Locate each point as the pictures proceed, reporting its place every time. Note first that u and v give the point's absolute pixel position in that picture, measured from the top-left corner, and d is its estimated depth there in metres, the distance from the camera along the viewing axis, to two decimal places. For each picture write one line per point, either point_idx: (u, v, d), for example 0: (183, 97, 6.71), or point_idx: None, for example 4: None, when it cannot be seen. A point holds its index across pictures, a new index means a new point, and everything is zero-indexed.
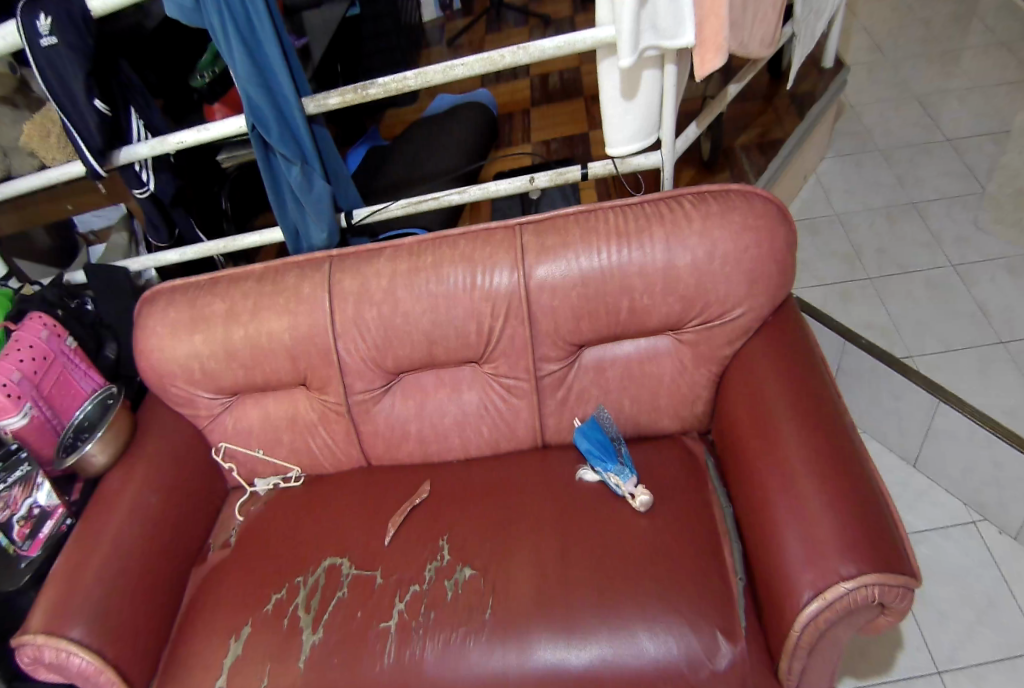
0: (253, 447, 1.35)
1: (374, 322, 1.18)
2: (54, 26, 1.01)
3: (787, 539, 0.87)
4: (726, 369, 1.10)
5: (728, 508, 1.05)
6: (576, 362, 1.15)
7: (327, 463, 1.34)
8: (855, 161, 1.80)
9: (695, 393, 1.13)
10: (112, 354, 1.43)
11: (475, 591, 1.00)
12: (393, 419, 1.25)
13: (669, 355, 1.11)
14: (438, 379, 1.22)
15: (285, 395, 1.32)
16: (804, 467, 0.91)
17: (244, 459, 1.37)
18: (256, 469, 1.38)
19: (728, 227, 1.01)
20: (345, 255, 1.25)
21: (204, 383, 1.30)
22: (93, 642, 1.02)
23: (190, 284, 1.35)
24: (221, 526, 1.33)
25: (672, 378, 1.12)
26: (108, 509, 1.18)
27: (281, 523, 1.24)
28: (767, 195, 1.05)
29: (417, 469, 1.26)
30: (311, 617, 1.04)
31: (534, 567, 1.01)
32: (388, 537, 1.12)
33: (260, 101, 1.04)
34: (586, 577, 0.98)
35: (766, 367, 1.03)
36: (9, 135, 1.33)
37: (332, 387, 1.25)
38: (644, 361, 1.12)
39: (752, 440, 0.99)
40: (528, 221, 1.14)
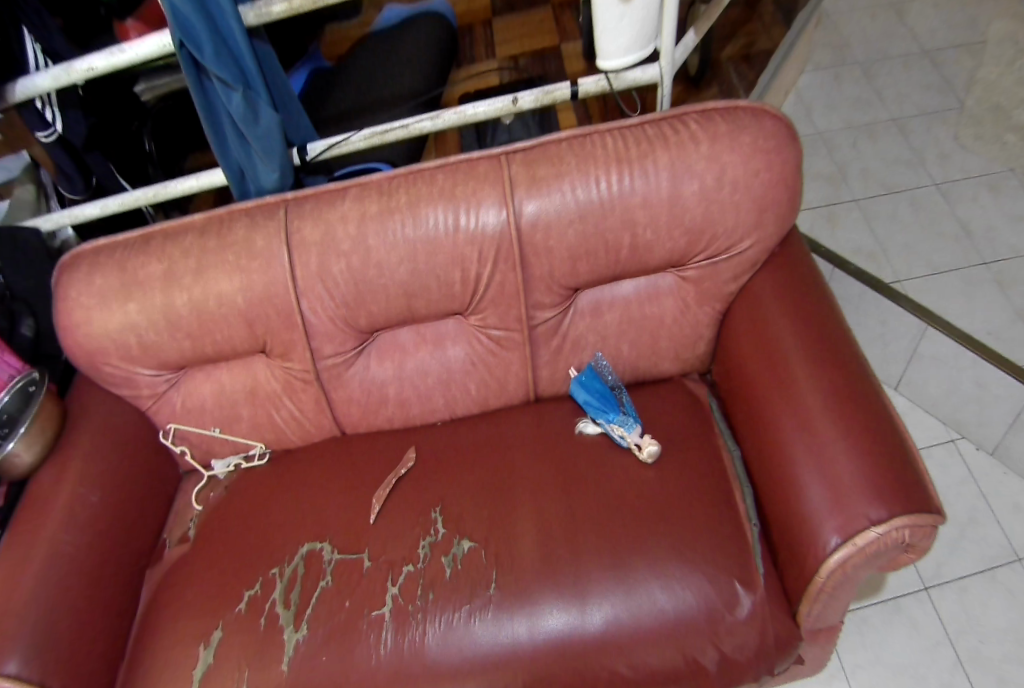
0: (207, 426, 1.23)
1: (341, 276, 1.05)
2: None
3: (806, 481, 0.82)
4: (730, 304, 1.03)
5: (736, 451, 1.00)
6: (572, 307, 1.05)
7: (295, 436, 1.22)
8: (833, 77, 1.74)
9: (697, 332, 1.05)
10: (29, 331, 1.22)
11: (476, 565, 0.91)
12: (371, 383, 1.14)
13: (671, 293, 1.03)
14: (418, 335, 1.11)
15: (244, 363, 1.19)
16: (821, 404, 0.85)
17: (198, 440, 1.25)
18: (213, 450, 1.25)
19: (738, 150, 0.92)
20: (302, 198, 1.10)
21: (144, 359, 1.16)
22: (32, 674, 0.90)
23: (117, 242, 1.18)
24: (178, 515, 1.20)
25: (674, 318, 1.04)
26: (44, 512, 1.05)
27: (253, 506, 1.13)
28: (773, 111, 0.95)
29: (401, 434, 1.16)
30: (293, 613, 0.93)
31: (536, 534, 0.93)
32: (374, 515, 1.01)
33: (185, 7, 0.86)
34: (595, 538, 0.91)
35: (774, 303, 0.96)
36: None
37: (297, 352, 1.12)
38: (644, 302, 1.03)
39: (762, 378, 0.93)
40: (516, 150, 1.01)
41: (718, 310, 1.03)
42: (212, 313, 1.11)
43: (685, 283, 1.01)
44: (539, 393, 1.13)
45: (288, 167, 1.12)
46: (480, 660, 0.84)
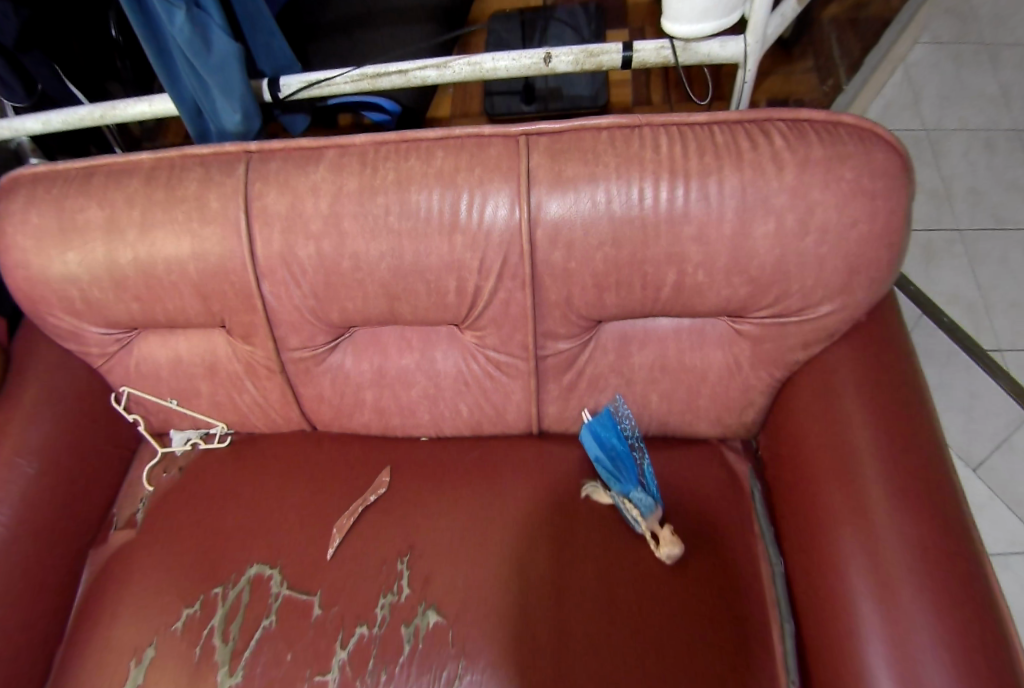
0: (164, 397, 1.09)
1: (310, 263, 0.85)
2: None
3: (876, 677, 0.61)
4: (795, 372, 0.81)
5: (779, 565, 0.78)
6: (593, 340, 0.85)
7: (260, 422, 1.08)
8: (951, 56, 1.57)
9: (745, 399, 0.84)
10: None
11: (437, 649, 0.76)
12: (343, 382, 0.97)
13: (721, 344, 0.82)
14: (400, 338, 0.92)
15: (201, 334, 1.02)
16: (909, 572, 0.63)
17: (154, 409, 1.11)
18: (171, 420, 1.12)
19: (834, 188, 0.69)
20: (269, 152, 0.88)
21: (90, 316, 0.99)
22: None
23: (58, 171, 0.97)
24: (130, 490, 1.09)
25: (719, 376, 0.83)
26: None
27: (206, 503, 1.00)
28: (884, 134, 0.71)
29: (376, 443, 1.02)
30: (230, 650, 0.83)
31: (511, 639, 0.75)
32: (332, 549, 0.88)
33: None
34: (585, 659, 0.72)
35: (852, 393, 0.74)
36: None
37: (259, 338, 0.95)
38: (685, 350, 0.83)
39: (831, 504, 0.70)
40: (539, 132, 0.78)
41: (779, 377, 0.82)
42: (162, 280, 0.92)
43: (739, 337, 0.80)
44: (543, 428, 0.96)
45: (254, 109, 0.90)
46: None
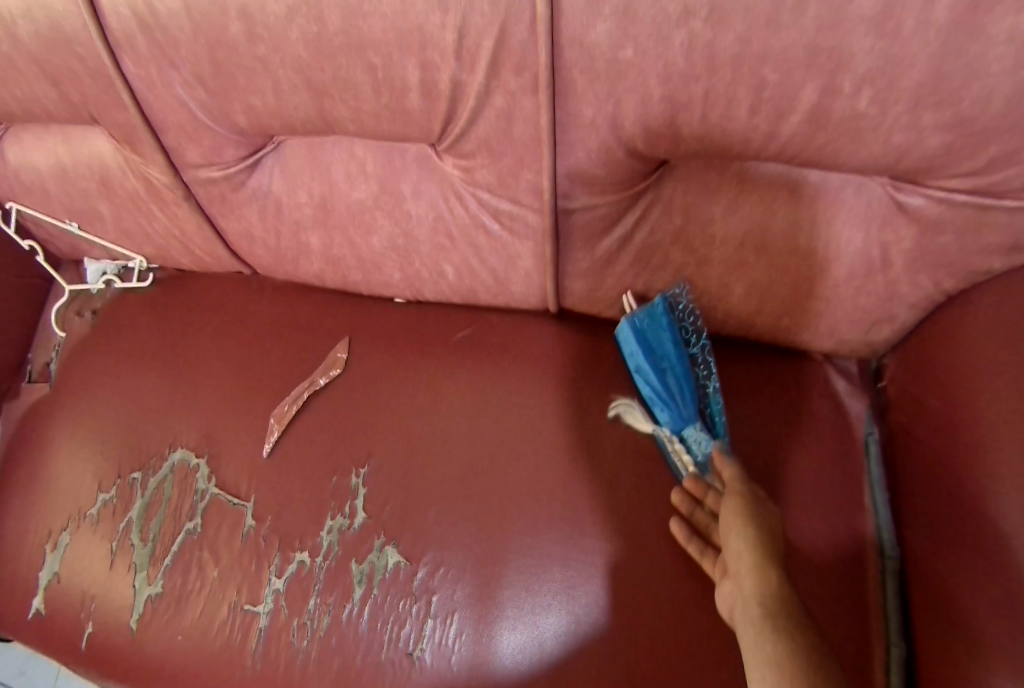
0: (62, 218, 0.81)
1: (180, 31, 0.50)
2: None
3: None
4: (980, 284, 0.51)
5: (893, 560, 0.56)
6: (652, 185, 0.53)
7: (187, 260, 0.80)
8: None
9: (881, 302, 0.55)
10: None
11: (393, 601, 0.59)
12: (277, 217, 0.67)
13: (867, 221, 0.51)
14: (348, 159, 0.59)
15: (77, 131, 0.70)
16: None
17: (58, 234, 0.84)
18: (82, 248, 0.85)
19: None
20: None
21: None
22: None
23: None
24: (43, 332, 0.87)
25: (847, 271, 0.54)
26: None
27: (129, 362, 0.79)
28: None
29: (337, 301, 0.75)
30: (148, 553, 0.68)
31: (497, 608, 0.57)
32: (268, 445, 0.68)
33: None
34: (586, 648, 0.55)
35: None
36: None
37: (146, 146, 0.63)
38: (798, 229, 0.53)
39: (996, 518, 0.44)
40: None
41: (948, 286, 0.52)
42: None
43: (899, 214, 0.49)
44: (563, 305, 0.67)
45: None
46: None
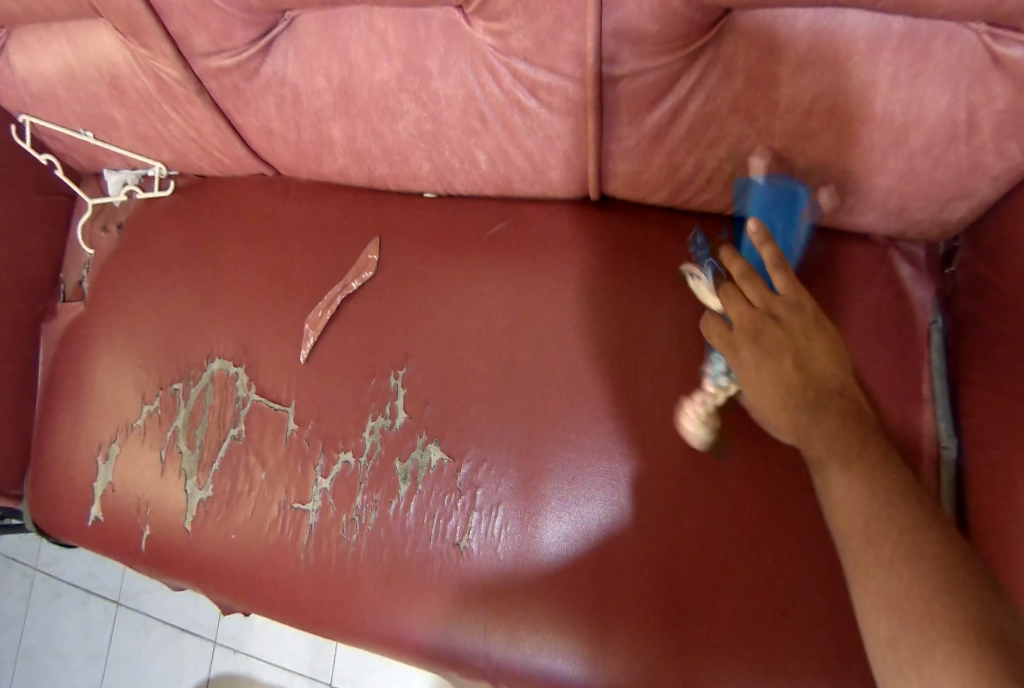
0: (75, 127, 0.77)
1: None
2: None
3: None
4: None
5: (950, 451, 0.54)
6: (709, 42, 0.47)
7: (206, 164, 0.76)
8: None
9: (961, 175, 0.49)
10: None
11: (438, 496, 0.60)
12: (295, 108, 0.62)
13: (954, 78, 0.44)
14: (366, 31, 0.53)
15: (80, 29, 0.65)
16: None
17: (74, 144, 0.81)
18: (99, 158, 0.82)
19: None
20: None
21: None
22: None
23: None
24: (71, 247, 0.86)
25: (928, 135, 0.48)
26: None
27: (160, 273, 0.78)
28: None
29: (363, 200, 0.72)
30: (196, 460, 0.69)
31: (542, 502, 0.57)
32: (305, 351, 0.67)
33: None
34: (633, 537, 0.54)
35: None
36: None
37: (150, 34, 0.59)
38: (875, 83, 0.46)
39: None
40: None
41: None
42: None
43: (998, 64, 0.42)
44: (605, 190, 0.63)
45: None
46: (426, 659, 0.58)
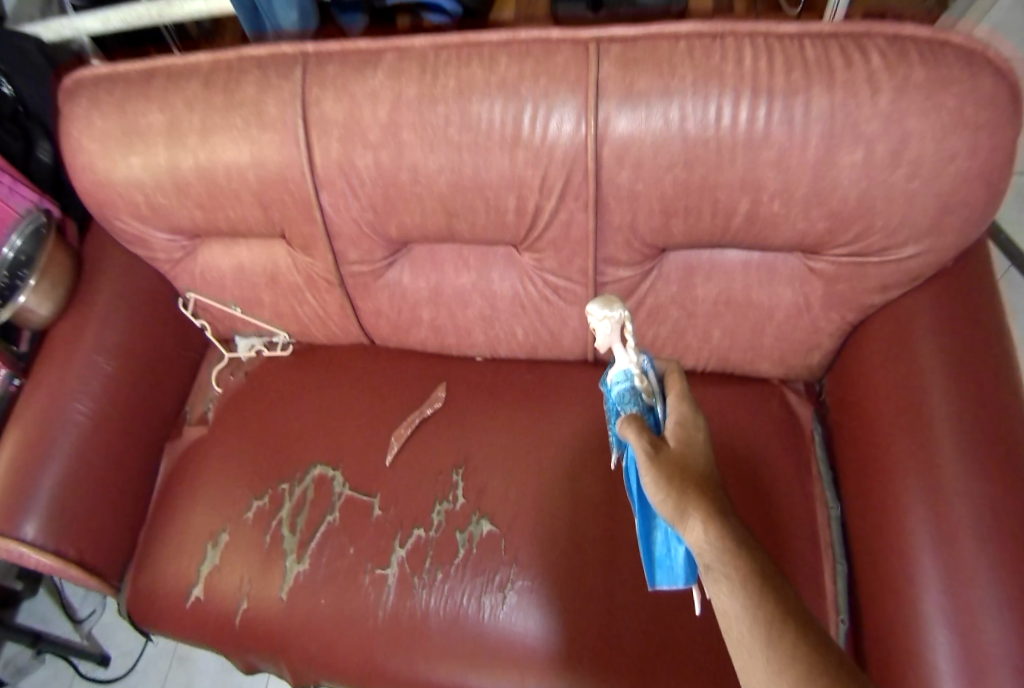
0: (229, 303, 1.07)
1: (368, 175, 0.83)
2: None
3: (934, 632, 0.59)
4: (870, 318, 0.77)
5: (836, 510, 0.79)
6: (657, 268, 0.84)
7: (321, 334, 1.08)
8: None
9: (812, 335, 0.81)
10: (49, 157, 1.05)
11: (490, 556, 0.82)
12: (399, 295, 0.97)
13: (792, 282, 0.78)
14: (457, 256, 0.91)
15: (260, 248, 0.99)
16: (974, 530, 0.60)
17: (220, 316, 1.10)
18: (236, 326, 1.11)
19: (931, 118, 0.61)
20: (326, 55, 0.84)
21: (156, 220, 0.97)
22: (49, 540, 0.87)
23: (119, 73, 0.92)
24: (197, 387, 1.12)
25: (787, 314, 0.80)
26: (52, 370, 0.96)
27: (272, 405, 1.03)
28: (997, 57, 0.62)
29: (433, 362, 1.04)
30: (296, 540, 0.89)
31: (564, 562, 0.80)
32: (390, 455, 0.93)
33: None
34: (630, 583, 0.77)
35: (934, 335, 0.70)
36: None
37: (317, 250, 0.93)
38: (753, 284, 0.80)
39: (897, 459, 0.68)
40: (608, 38, 0.73)
41: (851, 321, 0.78)
42: (222, 186, 0.89)
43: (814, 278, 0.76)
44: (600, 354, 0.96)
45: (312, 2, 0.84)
46: None
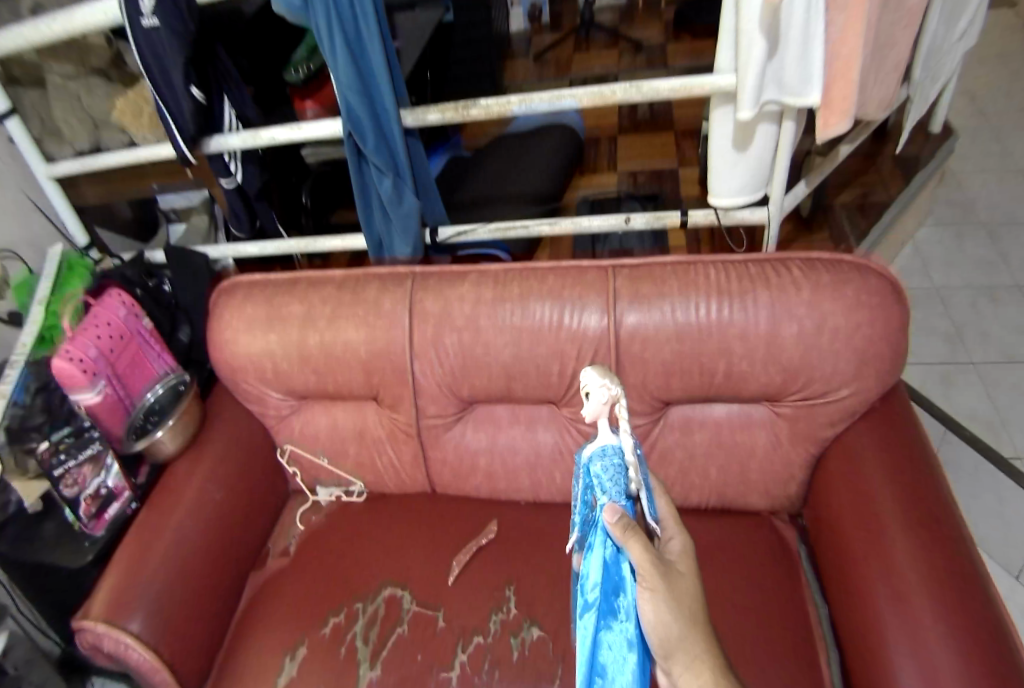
0: (318, 454, 1.31)
1: (451, 347, 1.14)
2: (156, 8, 1.08)
3: (900, 664, 0.75)
4: (825, 450, 1.03)
5: (825, 609, 0.95)
6: (662, 419, 1.11)
7: (391, 482, 1.29)
8: (955, 232, 1.99)
9: (786, 468, 1.05)
10: (185, 338, 1.37)
11: (542, 657, 0.94)
12: (462, 444, 1.22)
13: (765, 426, 1.05)
14: (512, 413, 1.20)
15: (354, 407, 1.27)
16: (919, 582, 0.79)
17: (308, 465, 1.32)
18: (319, 476, 1.33)
19: (839, 302, 0.95)
20: (428, 274, 1.19)
21: (275, 383, 1.24)
22: (149, 637, 0.98)
23: (269, 279, 1.27)
24: (279, 526, 1.29)
25: (765, 451, 1.05)
26: (171, 496, 1.14)
27: (343, 539, 1.20)
28: (877, 268, 0.97)
29: (483, 504, 1.24)
30: (369, 650, 1.00)
31: None
32: (452, 576, 1.09)
33: (360, 111, 1.07)
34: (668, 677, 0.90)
35: (869, 452, 0.95)
36: (100, 108, 1.44)
37: (403, 407, 1.20)
38: (736, 429, 1.06)
39: (857, 547, 0.88)
40: (623, 265, 1.11)
41: (814, 453, 1.03)
42: (337, 357, 1.18)
43: (780, 420, 1.04)
44: None
45: (420, 243, 1.26)
46: None
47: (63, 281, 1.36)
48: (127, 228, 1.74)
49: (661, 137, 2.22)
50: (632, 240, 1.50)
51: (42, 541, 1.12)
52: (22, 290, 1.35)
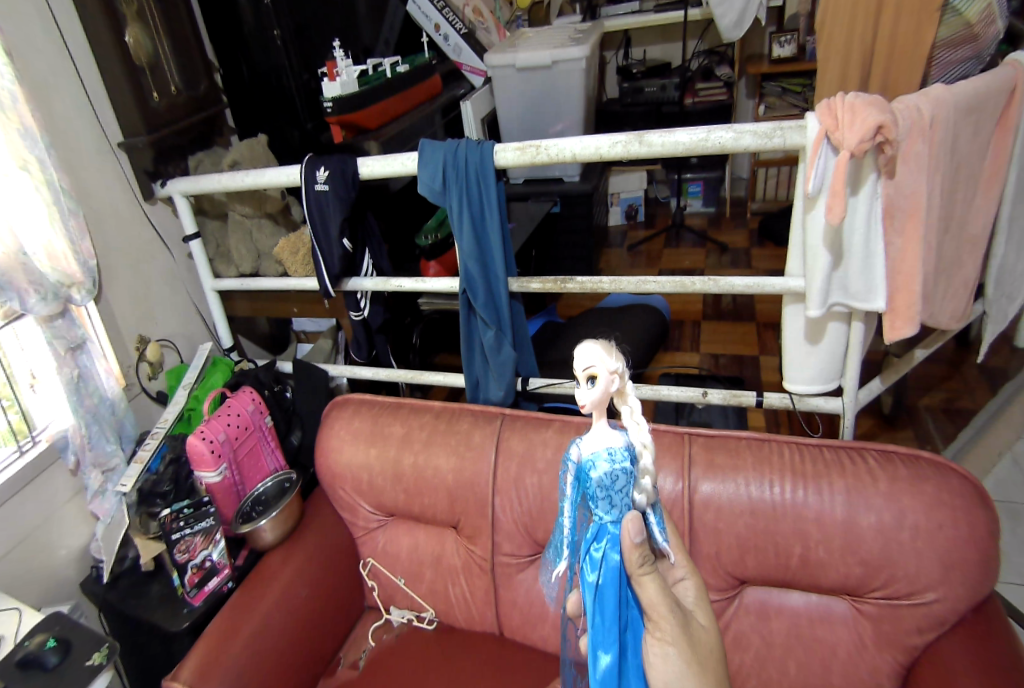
0: (396, 574, 1.34)
1: (532, 490, 1.19)
2: (328, 178, 1.35)
3: None
4: (916, 659, 0.96)
5: None
6: (738, 599, 1.08)
7: (460, 616, 1.29)
8: None
9: (873, 675, 0.98)
10: (296, 441, 1.55)
11: None
12: (534, 590, 1.22)
13: (847, 623, 1.00)
14: None
15: (431, 538, 1.31)
16: None
17: (386, 583, 1.36)
18: (394, 597, 1.35)
19: (918, 496, 0.96)
20: (517, 415, 1.29)
21: (367, 495, 1.33)
22: None
23: (375, 400, 1.41)
24: (350, 640, 1.31)
25: (848, 652, 0.99)
26: (266, 584, 1.20)
27: (403, 674, 1.19)
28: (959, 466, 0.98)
29: (548, 660, 1.20)
30: None
31: None
32: None
33: (475, 274, 1.26)
34: None
35: (964, 665, 0.88)
36: (266, 244, 1.75)
37: (481, 540, 1.24)
38: (815, 622, 1.02)
39: None
40: (699, 433, 1.15)
41: (902, 661, 0.96)
42: (426, 479, 1.26)
43: (863, 619, 0.99)
44: None
45: (512, 389, 1.38)
46: None
47: (206, 376, 1.59)
48: (263, 340, 2.05)
49: (743, 324, 2.36)
50: (716, 415, 1.55)
51: (147, 598, 1.26)
52: (174, 375, 1.60)
